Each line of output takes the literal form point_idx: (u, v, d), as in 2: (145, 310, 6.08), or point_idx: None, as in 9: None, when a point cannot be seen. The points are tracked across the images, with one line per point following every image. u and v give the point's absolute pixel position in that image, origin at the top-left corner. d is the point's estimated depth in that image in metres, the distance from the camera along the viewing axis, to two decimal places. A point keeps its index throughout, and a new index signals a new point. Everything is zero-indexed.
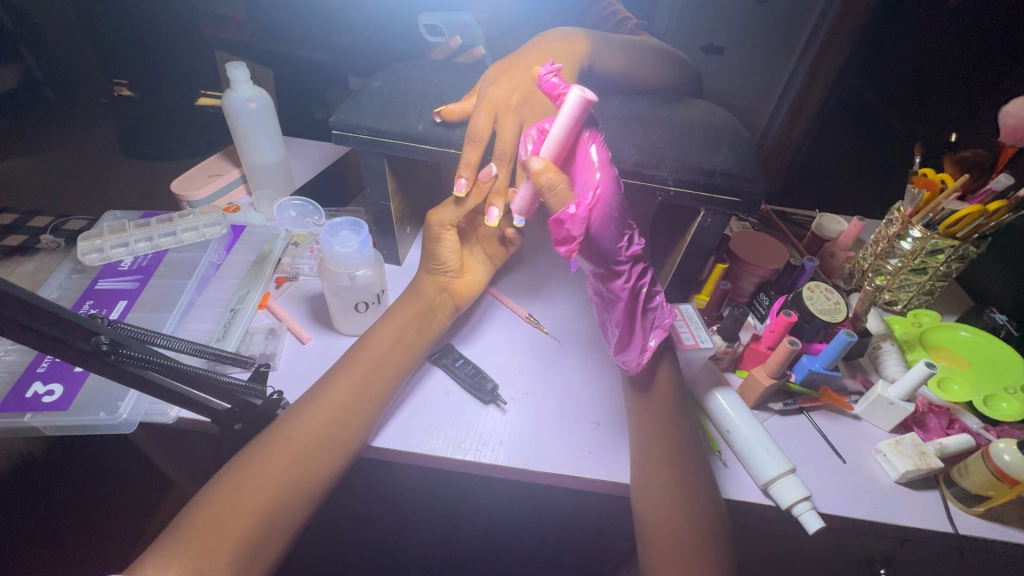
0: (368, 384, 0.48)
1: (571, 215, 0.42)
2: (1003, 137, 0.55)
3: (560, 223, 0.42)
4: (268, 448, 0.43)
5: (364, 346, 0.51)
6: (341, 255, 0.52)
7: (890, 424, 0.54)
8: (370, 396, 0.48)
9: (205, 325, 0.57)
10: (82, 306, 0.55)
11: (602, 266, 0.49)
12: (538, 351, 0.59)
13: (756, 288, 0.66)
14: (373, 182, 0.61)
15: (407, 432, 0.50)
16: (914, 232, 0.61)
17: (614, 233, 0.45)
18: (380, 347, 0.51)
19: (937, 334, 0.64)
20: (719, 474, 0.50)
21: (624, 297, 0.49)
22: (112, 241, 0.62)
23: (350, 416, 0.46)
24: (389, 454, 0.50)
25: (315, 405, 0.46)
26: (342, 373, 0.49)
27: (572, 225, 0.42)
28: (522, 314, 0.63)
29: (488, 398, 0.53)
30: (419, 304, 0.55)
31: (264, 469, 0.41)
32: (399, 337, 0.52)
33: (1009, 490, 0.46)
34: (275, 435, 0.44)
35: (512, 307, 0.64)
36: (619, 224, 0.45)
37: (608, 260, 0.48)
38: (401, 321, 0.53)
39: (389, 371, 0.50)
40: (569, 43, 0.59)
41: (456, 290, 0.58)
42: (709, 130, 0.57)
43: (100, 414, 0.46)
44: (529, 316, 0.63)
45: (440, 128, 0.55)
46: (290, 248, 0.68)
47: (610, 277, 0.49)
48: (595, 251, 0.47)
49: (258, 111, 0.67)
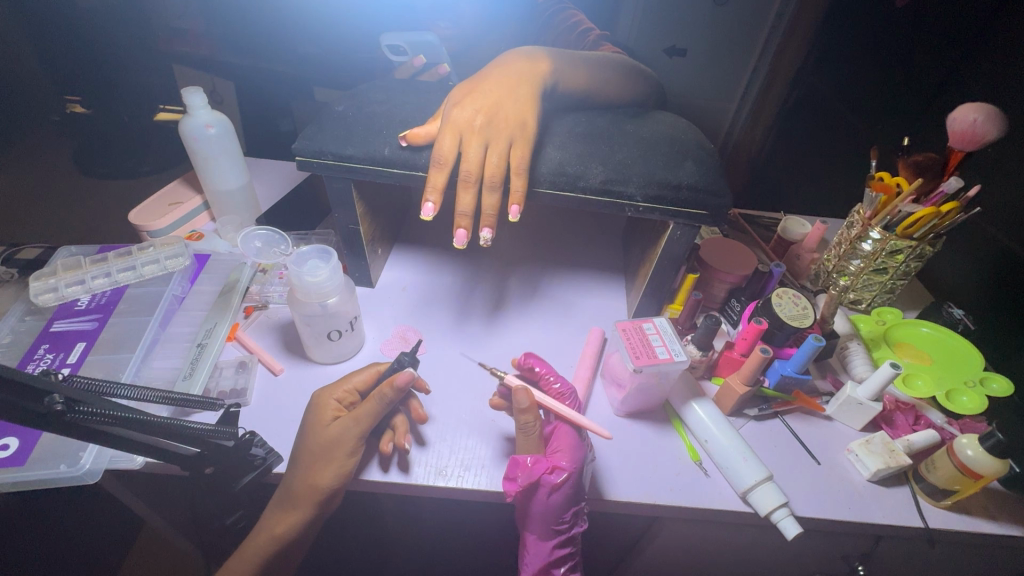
0: (328, 453, 0.45)
1: (529, 463, 0.46)
2: (952, 142, 0.57)
3: (517, 463, 0.47)
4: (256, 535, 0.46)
5: (311, 424, 0.47)
6: (310, 284, 0.50)
7: (859, 423, 0.56)
8: (342, 459, 0.45)
9: (171, 362, 0.55)
10: (36, 351, 0.52)
11: (534, 513, 0.48)
12: (535, 430, 0.48)
13: (727, 294, 0.68)
14: (340, 207, 0.60)
15: (392, 451, 0.48)
16: (873, 234, 0.63)
17: (556, 500, 0.47)
18: (325, 416, 0.47)
19: (900, 331, 0.66)
20: (699, 485, 0.50)
21: (540, 540, 0.49)
22: (67, 279, 0.58)
23: (336, 488, 0.45)
24: (408, 488, 0.49)
25: (291, 494, 0.45)
26: (297, 467, 0.45)
27: (523, 472, 0.46)
28: (537, 378, 0.53)
29: (397, 366, 0.49)
30: (369, 374, 0.50)
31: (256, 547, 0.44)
32: (351, 401, 0.49)
33: (974, 482, 0.47)
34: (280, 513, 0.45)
35: (531, 367, 0.53)
36: (566, 499, 0.47)
37: (550, 517, 0.48)
38: (342, 391, 0.49)
39: (357, 427, 0.45)
40: (531, 63, 0.59)
41: (417, 378, 0.53)
42: (673, 145, 0.57)
43: (60, 466, 0.44)
44: (536, 372, 0.53)
45: (406, 152, 0.54)
46: (258, 275, 0.67)
47: (551, 531, 0.48)
48: (540, 504, 0.47)
49: (218, 136, 0.65)
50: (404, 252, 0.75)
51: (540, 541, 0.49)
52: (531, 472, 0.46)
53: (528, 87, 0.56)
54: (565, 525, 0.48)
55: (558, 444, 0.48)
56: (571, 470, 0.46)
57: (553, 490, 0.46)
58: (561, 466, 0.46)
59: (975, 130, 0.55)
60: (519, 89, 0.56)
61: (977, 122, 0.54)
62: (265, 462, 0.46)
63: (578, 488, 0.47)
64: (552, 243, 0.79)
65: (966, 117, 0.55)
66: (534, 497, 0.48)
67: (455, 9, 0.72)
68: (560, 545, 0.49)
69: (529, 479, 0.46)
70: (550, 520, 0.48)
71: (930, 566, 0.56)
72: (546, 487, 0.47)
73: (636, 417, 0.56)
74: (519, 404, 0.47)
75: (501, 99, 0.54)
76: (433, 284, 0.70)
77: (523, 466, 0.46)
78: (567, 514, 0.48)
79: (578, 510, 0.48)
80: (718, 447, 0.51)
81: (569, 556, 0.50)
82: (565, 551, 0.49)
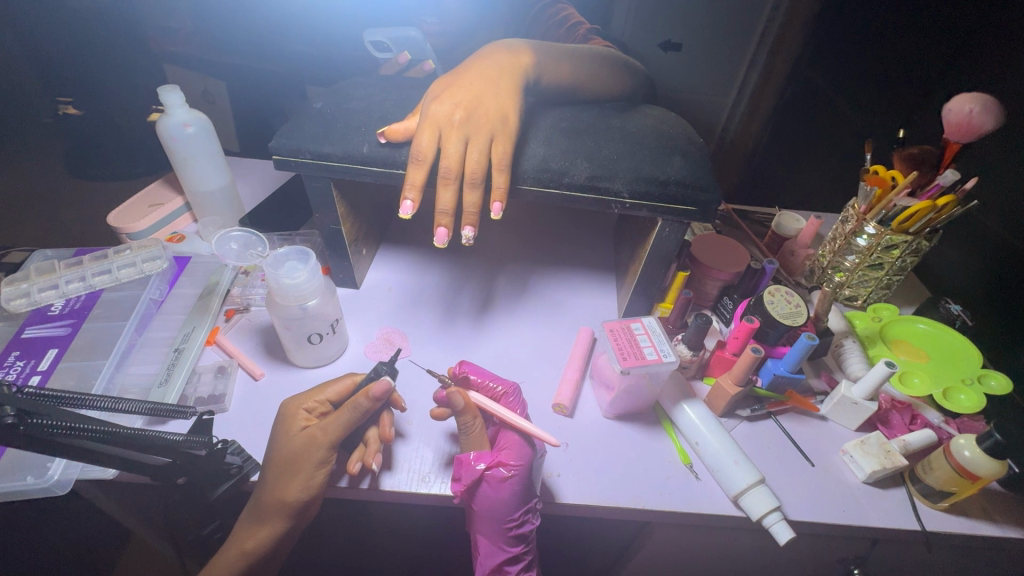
0: (295, 465, 0.44)
1: (472, 459, 0.46)
2: (948, 134, 0.56)
3: (460, 461, 0.46)
4: (225, 550, 0.44)
5: (279, 434, 0.45)
6: (288, 287, 0.49)
7: (854, 423, 0.55)
8: (309, 469, 0.44)
9: (147, 368, 0.54)
10: (6, 358, 0.51)
11: (481, 513, 0.47)
12: (475, 428, 0.47)
13: (720, 292, 0.66)
14: (321, 206, 0.58)
15: (359, 470, 0.45)
16: (868, 229, 0.62)
17: (501, 497, 0.46)
18: (293, 425, 0.45)
19: (897, 328, 0.64)
20: (688, 489, 0.49)
21: (486, 542, 0.48)
22: (40, 283, 0.57)
23: (307, 499, 0.43)
24: (388, 495, 0.47)
25: (265, 504, 0.43)
26: (266, 480, 0.44)
27: (466, 471, 0.46)
28: (474, 387, 0.52)
29: (374, 374, 0.47)
30: (345, 386, 0.48)
31: (232, 555, 0.43)
32: (322, 412, 0.47)
33: (971, 484, 0.46)
34: (255, 520, 0.44)
35: (465, 376, 0.52)
36: (511, 496, 0.46)
37: (498, 517, 0.46)
38: (315, 402, 0.47)
39: (325, 438, 0.44)
40: (514, 56, 0.57)
41: (391, 394, 0.49)
42: (662, 140, 0.56)
43: (27, 478, 0.43)
44: (471, 380, 0.52)
45: (386, 149, 0.53)
46: (239, 277, 0.66)
47: (499, 532, 0.47)
48: (487, 503, 0.47)
49: (196, 136, 0.63)
50: (390, 252, 0.73)
51: (492, 542, 0.48)
52: (476, 470, 0.45)
53: (511, 82, 0.55)
54: (515, 524, 0.47)
55: (503, 444, 0.48)
56: (518, 467, 0.46)
57: (496, 486, 0.46)
58: (507, 463, 0.46)
59: (970, 121, 0.53)
60: (502, 83, 0.54)
61: (972, 113, 0.53)
62: (242, 471, 0.45)
63: (526, 485, 0.46)
64: (542, 241, 0.78)
65: (961, 108, 0.53)
66: (479, 495, 0.47)
67: (441, 4, 0.71)
68: (513, 545, 0.48)
69: (473, 478, 0.45)
70: (499, 520, 0.46)
71: (927, 568, 0.55)
72: (491, 483, 0.46)
73: (625, 420, 0.55)
74: (455, 406, 0.46)
75: (482, 93, 0.53)
76: (419, 285, 0.68)
77: (466, 464, 0.46)
78: (517, 512, 0.47)
79: (528, 508, 0.47)
80: (708, 449, 0.50)
81: (522, 556, 0.48)
82: (517, 550, 0.48)
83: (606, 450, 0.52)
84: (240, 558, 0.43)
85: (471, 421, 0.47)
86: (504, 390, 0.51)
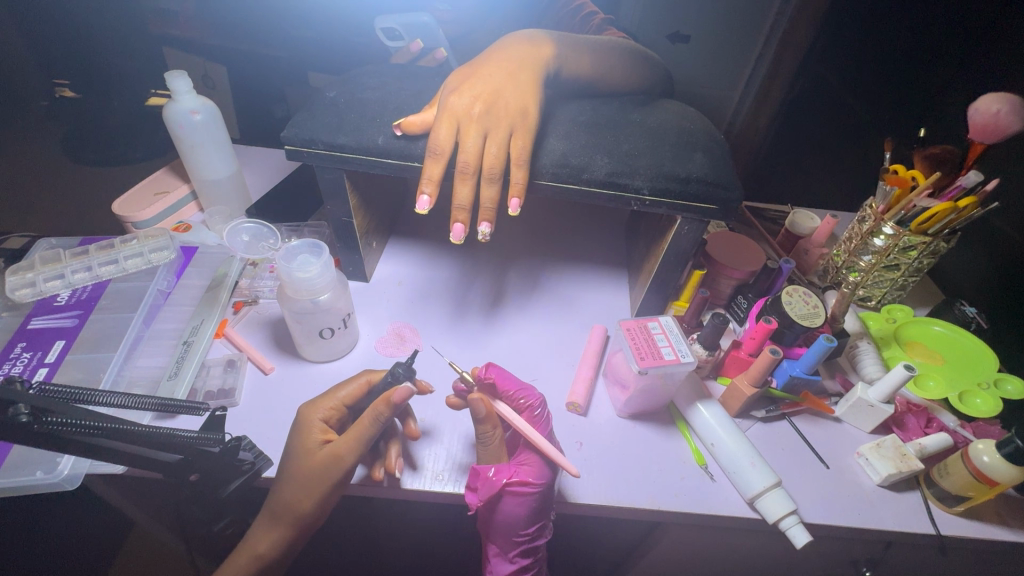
0: (316, 481, 0.43)
1: (489, 475, 0.45)
2: (971, 134, 0.54)
3: (476, 473, 0.45)
4: (239, 550, 0.44)
5: (297, 450, 0.44)
6: (300, 280, 0.48)
7: (869, 425, 0.54)
8: (330, 487, 0.43)
9: (155, 361, 0.53)
10: (12, 350, 0.50)
11: (494, 525, 0.47)
12: (495, 439, 0.46)
13: (734, 291, 0.66)
14: (333, 198, 0.57)
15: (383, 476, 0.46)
16: (886, 229, 0.61)
17: (515, 514, 0.46)
18: (312, 442, 0.44)
19: (910, 330, 0.64)
20: (703, 492, 0.48)
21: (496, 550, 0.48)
22: (45, 273, 0.55)
23: (322, 496, 0.43)
24: (403, 493, 0.47)
25: (280, 505, 0.43)
26: (282, 488, 0.43)
27: (484, 484, 0.45)
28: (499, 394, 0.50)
29: (392, 379, 0.45)
30: (358, 387, 0.47)
31: (247, 553, 0.43)
32: (336, 420, 0.47)
33: (988, 489, 0.46)
34: (270, 512, 0.43)
35: (491, 382, 0.50)
36: (524, 515, 0.46)
37: (510, 531, 0.46)
38: (329, 409, 0.46)
39: (348, 458, 0.43)
40: (533, 47, 0.56)
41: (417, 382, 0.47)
42: (682, 135, 0.54)
43: (36, 473, 0.42)
44: (495, 386, 0.49)
45: (401, 141, 0.51)
46: (248, 269, 0.65)
47: (508, 544, 0.47)
48: (501, 517, 0.46)
49: (205, 123, 0.62)
50: (400, 245, 0.72)
51: (502, 550, 0.48)
52: (492, 481, 0.44)
53: (530, 74, 0.54)
54: (525, 539, 0.47)
55: (524, 459, 0.47)
56: (537, 486, 0.45)
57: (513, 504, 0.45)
58: (526, 480, 0.45)
59: (996, 122, 0.52)
60: (521, 75, 0.53)
61: (999, 114, 0.52)
62: (255, 467, 0.44)
63: (544, 505, 0.45)
64: (555, 235, 0.77)
65: (989, 108, 0.52)
66: (496, 508, 0.46)
67: None
68: (520, 558, 0.48)
69: (491, 492, 0.44)
70: (510, 533, 0.46)
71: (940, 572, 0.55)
72: (508, 500, 0.46)
73: (640, 419, 0.54)
74: (477, 413, 0.45)
75: (500, 85, 0.52)
76: (430, 279, 0.67)
77: (481, 478, 0.45)
78: (528, 529, 0.46)
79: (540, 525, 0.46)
80: (723, 451, 0.50)
81: (531, 566, 0.49)
82: (525, 562, 0.48)
83: (620, 449, 0.51)
84: (253, 559, 0.43)
85: (488, 432, 0.46)
86: (529, 404, 0.49)
